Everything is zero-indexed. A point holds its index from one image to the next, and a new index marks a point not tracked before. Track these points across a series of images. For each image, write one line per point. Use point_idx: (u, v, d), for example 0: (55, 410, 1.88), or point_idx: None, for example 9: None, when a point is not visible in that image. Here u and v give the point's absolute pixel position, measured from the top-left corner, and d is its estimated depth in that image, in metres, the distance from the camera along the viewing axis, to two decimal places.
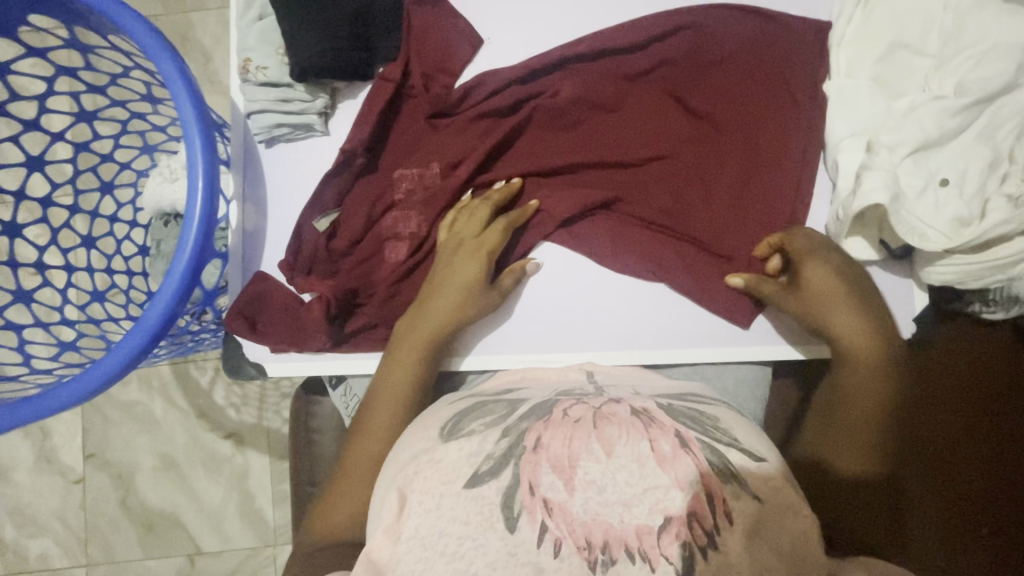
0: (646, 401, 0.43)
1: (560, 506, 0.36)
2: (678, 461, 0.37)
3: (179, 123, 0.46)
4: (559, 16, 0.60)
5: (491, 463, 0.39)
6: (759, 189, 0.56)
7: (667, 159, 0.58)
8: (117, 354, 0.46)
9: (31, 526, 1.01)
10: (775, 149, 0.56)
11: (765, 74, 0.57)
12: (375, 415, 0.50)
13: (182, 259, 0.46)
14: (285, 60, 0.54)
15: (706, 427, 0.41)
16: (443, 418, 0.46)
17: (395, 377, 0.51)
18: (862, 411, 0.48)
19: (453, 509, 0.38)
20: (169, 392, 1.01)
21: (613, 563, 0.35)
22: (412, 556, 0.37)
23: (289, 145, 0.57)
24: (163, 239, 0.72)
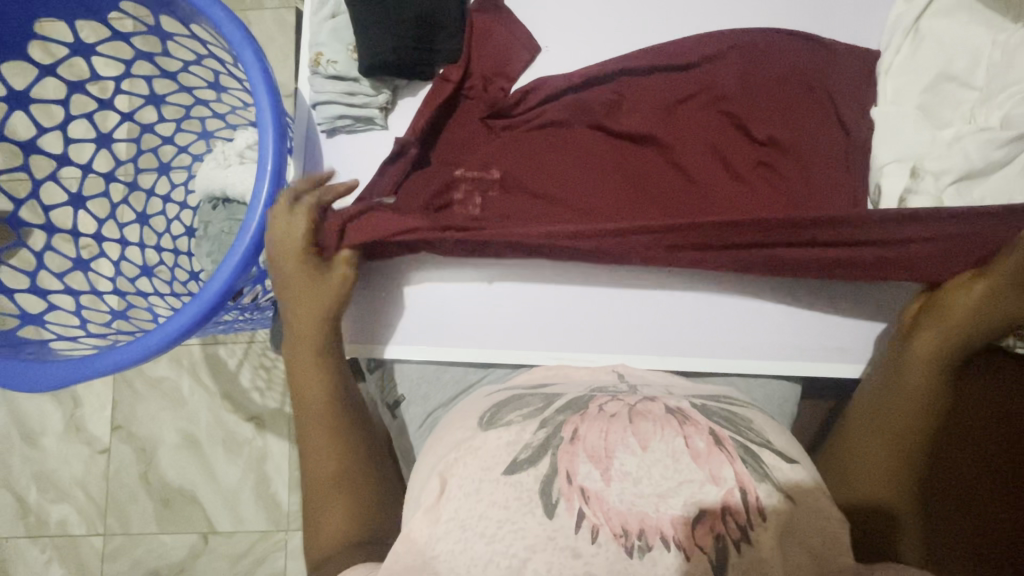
0: (681, 401, 0.45)
1: (596, 496, 0.38)
2: (712, 457, 0.39)
3: (255, 109, 0.49)
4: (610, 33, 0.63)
5: (529, 453, 0.41)
6: (808, 202, 0.56)
7: (716, 172, 0.59)
8: (176, 322, 0.49)
9: (53, 492, 1.04)
10: (822, 167, 0.57)
11: (810, 95, 0.58)
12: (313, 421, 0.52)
13: (246, 237, 0.48)
14: (354, 57, 0.57)
15: (740, 428, 0.43)
16: (481, 410, 0.48)
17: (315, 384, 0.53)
18: (913, 406, 0.49)
19: (493, 494, 0.39)
20: (197, 371, 1.04)
21: (649, 549, 0.37)
22: (450, 536, 0.39)
23: (349, 136, 0.60)
24: (211, 221, 0.75)
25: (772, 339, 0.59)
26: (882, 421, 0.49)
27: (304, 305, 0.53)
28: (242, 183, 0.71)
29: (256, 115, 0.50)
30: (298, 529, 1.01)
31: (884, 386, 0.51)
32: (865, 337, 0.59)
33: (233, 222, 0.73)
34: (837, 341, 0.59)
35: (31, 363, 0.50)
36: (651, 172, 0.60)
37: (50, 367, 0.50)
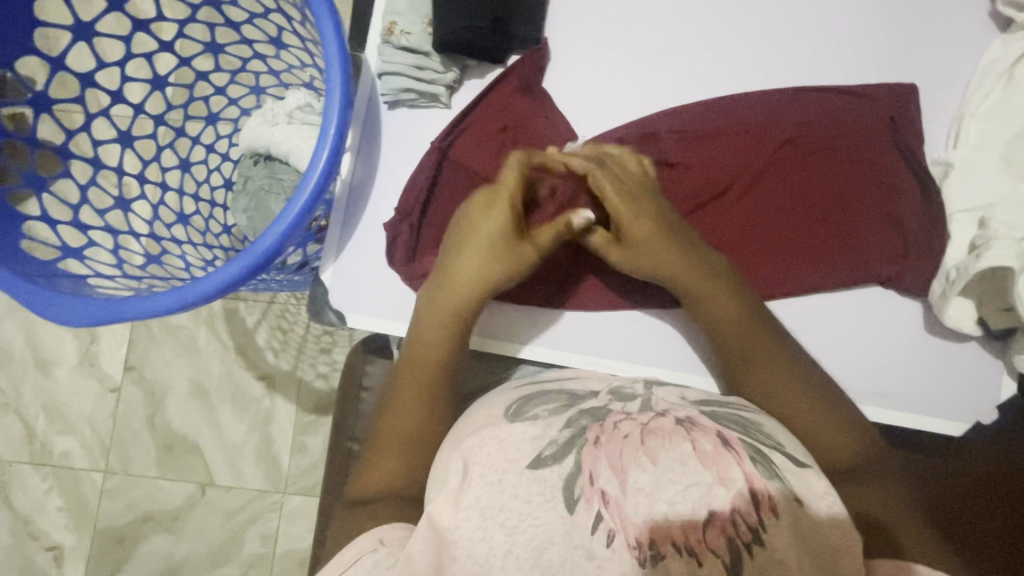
0: (689, 409, 0.43)
1: (616, 502, 0.37)
2: (720, 458, 0.38)
3: (324, 69, 0.48)
4: (690, 22, 0.58)
5: (554, 449, 0.40)
6: (828, 254, 0.53)
7: (808, 245, 0.54)
8: (219, 277, 0.48)
9: (61, 423, 1.05)
10: (856, 224, 0.53)
11: (870, 157, 0.54)
12: (405, 384, 0.51)
13: (300, 200, 0.48)
14: (428, 30, 0.56)
15: (751, 432, 0.42)
16: (505, 401, 0.46)
17: (419, 374, 0.51)
18: (807, 402, 0.47)
19: (516, 486, 0.39)
20: (215, 323, 1.04)
21: (662, 558, 0.36)
22: (471, 523, 0.38)
23: (411, 110, 0.59)
24: (251, 175, 0.75)
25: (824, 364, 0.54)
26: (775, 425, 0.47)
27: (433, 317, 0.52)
28: (287, 143, 0.70)
29: (324, 76, 0.49)
30: (295, 493, 1.02)
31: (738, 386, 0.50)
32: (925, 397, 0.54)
33: (273, 180, 0.73)
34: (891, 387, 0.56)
35: (69, 298, 0.49)
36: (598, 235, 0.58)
37: (88, 305, 0.49)
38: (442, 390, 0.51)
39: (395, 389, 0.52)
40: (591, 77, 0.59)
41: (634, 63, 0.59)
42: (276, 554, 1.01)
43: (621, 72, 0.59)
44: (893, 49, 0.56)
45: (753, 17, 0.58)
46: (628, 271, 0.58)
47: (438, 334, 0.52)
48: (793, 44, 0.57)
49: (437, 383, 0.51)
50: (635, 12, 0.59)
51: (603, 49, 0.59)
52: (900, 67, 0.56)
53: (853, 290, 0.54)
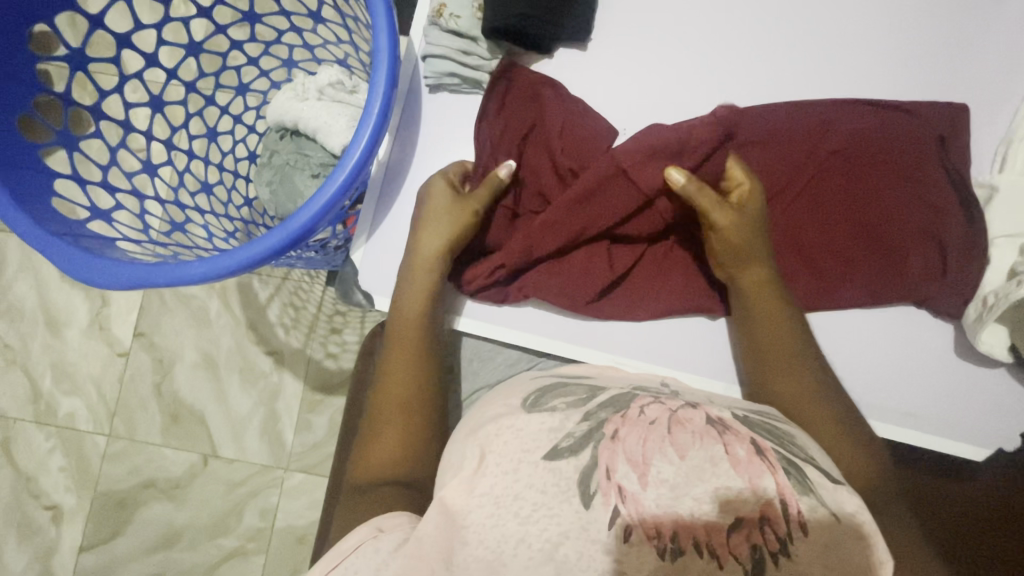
0: (722, 411, 0.43)
1: (634, 498, 0.36)
2: (753, 465, 0.38)
3: (373, 47, 0.47)
4: (740, 25, 0.57)
5: (571, 440, 0.40)
6: (864, 272, 0.53)
7: (848, 262, 0.53)
8: (253, 248, 0.48)
9: (68, 383, 1.05)
10: (895, 243, 0.53)
11: (912, 174, 0.53)
12: (392, 353, 0.53)
13: (339, 177, 0.47)
14: (478, 15, 0.55)
15: (783, 442, 0.41)
16: (524, 391, 0.46)
17: (405, 338, 0.53)
18: (826, 412, 0.45)
19: (531, 476, 0.38)
20: (227, 296, 1.04)
21: (681, 553, 0.36)
22: (483, 510, 0.37)
23: (450, 96, 0.58)
24: (277, 150, 0.74)
25: (849, 377, 0.53)
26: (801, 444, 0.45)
27: (417, 281, 0.54)
28: (316, 119, 0.69)
29: (371, 55, 0.48)
30: (297, 470, 1.02)
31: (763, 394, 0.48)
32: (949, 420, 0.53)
33: (299, 155, 0.72)
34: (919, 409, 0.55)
35: (99, 258, 0.49)
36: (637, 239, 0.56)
37: (118, 267, 0.49)
38: (427, 352, 0.53)
39: (383, 363, 0.53)
40: (635, 75, 0.58)
41: (677, 62, 0.58)
42: (274, 529, 1.01)
43: (666, 72, 0.58)
44: (943, 68, 0.55)
45: (802, 24, 0.57)
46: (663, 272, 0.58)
47: (419, 293, 0.54)
48: (840, 56, 0.56)
49: (422, 339, 0.53)
50: (683, 11, 0.58)
51: (649, 47, 0.58)
52: (948, 87, 0.55)
53: (885, 307, 0.54)
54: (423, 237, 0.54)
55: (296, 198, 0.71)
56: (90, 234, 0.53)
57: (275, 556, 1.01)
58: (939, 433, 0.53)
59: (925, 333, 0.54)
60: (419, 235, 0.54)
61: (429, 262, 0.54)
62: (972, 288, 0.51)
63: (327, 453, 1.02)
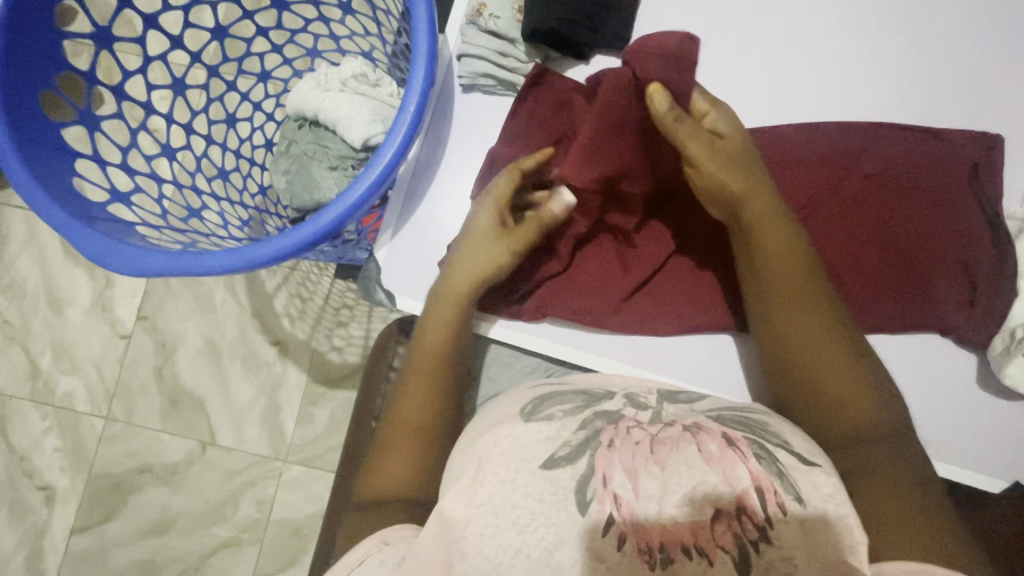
0: (695, 415, 0.42)
1: (628, 504, 0.37)
2: (725, 458, 0.37)
3: (412, 47, 0.47)
4: (778, 41, 0.57)
5: (566, 450, 0.39)
6: (891, 296, 0.53)
7: (877, 286, 0.53)
8: (282, 242, 0.47)
9: (67, 363, 1.04)
10: (923, 270, 0.53)
11: (944, 203, 0.53)
12: (412, 379, 0.51)
13: (372, 175, 0.47)
14: (517, 17, 0.56)
15: (756, 430, 0.40)
16: (521, 399, 0.44)
17: (428, 365, 0.51)
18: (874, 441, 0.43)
19: (528, 485, 0.38)
20: (234, 283, 1.03)
21: (671, 561, 0.36)
22: (482, 521, 0.37)
23: (484, 96, 0.58)
24: (295, 140, 0.73)
25: None
26: (816, 407, 0.45)
27: (444, 313, 0.52)
28: (338, 111, 0.68)
29: (409, 53, 0.48)
30: (295, 462, 1.01)
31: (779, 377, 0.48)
32: (968, 449, 0.53)
33: (318, 146, 0.71)
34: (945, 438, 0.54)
35: (121, 243, 0.48)
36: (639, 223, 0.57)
37: (143, 253, 0.48)
38: (445, 384, 0.51)
39: (403, 388, 0.51)
40: None
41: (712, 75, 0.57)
42: (270, 520, 1.00)
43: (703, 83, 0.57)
44: (979, 95, 0.55)
45: (840, 46, 0.56)
46: (688, 284, 0.57)
47: (447, 324, 0.52)
48: (876, 78, 0.56)
49: (445, 369, 0.51)
50: (721, 23, 0.57)
51: None
52: (983, 116, 0.55)
53: (916, 334, 0.54)
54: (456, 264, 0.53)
55: (311, 188, 0.69)
56: (109, 216, 0.52)
57: (269, 547, 1.00)
58: (955, 459, 0.53)
59: (949, 360, 0.54)
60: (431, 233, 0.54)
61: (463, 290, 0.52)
62: (1001, 317, 0.51)
63: (327, 446, 1.01)
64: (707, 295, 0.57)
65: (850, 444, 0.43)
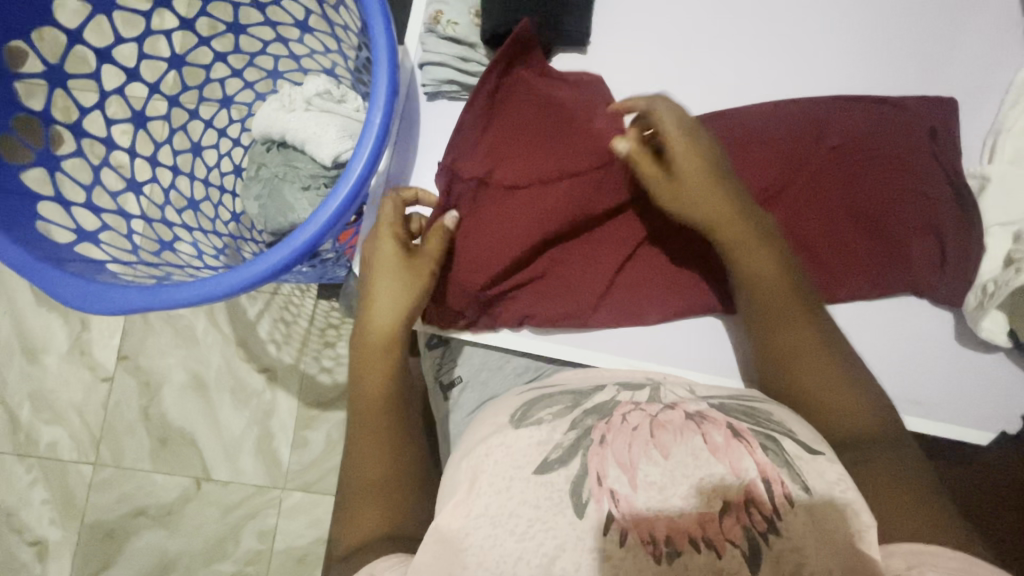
0: (699, 403, 0.42)
1: (627, 499, 0.37)
2: (731, 449, 0.38)
3: (373, 59, 0.47)
4: (732, 25, 0.58)
5: (559, 452, 0.40)
6: (870, 257, 0.54)
7: (853, 253, 0.54)
8: (258, 266, 0.47)
9: (48, 413, 1.01)
10: (898, 232, 0.54)
11: (910, 168, 0.54)
12: (365, 438, 0.48)
13: (345, 190, 0.46)
14: (475, 21, 0.57)
15: (760, 421, 0.41)
16: (512, 405, 0.45)
17: (369, 420, 0.49)
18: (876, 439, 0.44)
19: (523, 492, 0.38)
20: (215, 314, 1.01)
21: (678, 554, 0.36)
22: (481, 532, 0.37)
23: (450, 103, 0.58)
24: (264, 163, 0.73)
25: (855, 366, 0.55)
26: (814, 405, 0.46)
27: (373, 357, 0.51)
28: (305, 130, 0.68)
29: (371, 67, 0.48)
30: (294, 489, 1.00)
31: (773, 377, 0.49)
32: (954, 408, 0.54)
33: (288, 167, 0.70)
34: (933, 402, 0.54)
35: (93, 283, 0.47)
36: (621, 228, 0.57)
37: (117, 292, 0.47)
38: (394, 432, 0.49)
39: (354, 441, 0.49)
40: (632, 77, 0.59)
41: (671, 66, 0.58)
42: (274, 551, 0.99)
43: (664, 72, 0.58)
44: (932, 61, 0.57)
45: (793, 27, 0.58)
46: (674, 270, 0.57)
47: (378, 373, 0.51)
48: (828, 54, 0.58)
49: (388, 419, 0.49)
50: (677, 13, 0.59)
51: (646, 49, 0.59)
52: (935, 81, 0.57)
53: (890, 298, 0.55)
54: (376, 304, 0.51)
55: (285, 211, 0.69)
56: (79, 258, 0.51)
57: None
58: (935, 415, 0.54)
59: (926, 321, 0.55)
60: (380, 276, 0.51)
61: (385, 332, 0.51)
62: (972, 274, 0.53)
63: (326, 470, 1.00)
64: (692, 281, 0.57)
65: (852, 443, 0.44)
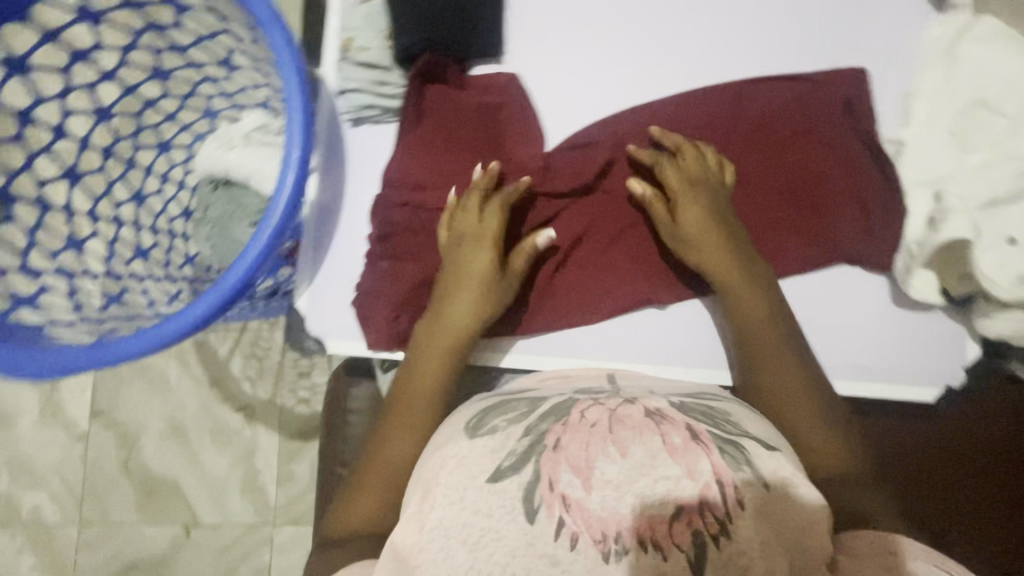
0: (660, 401, 0.44)
1: (577, 502, 0.37)
2: (689, 451, 0.38)
3: (284, 94, 0.47)
4: (648, 19, 0.59)
5: (512, 459, 0.40)
6: (802, 228, 0.55)
7: (784, 226, 0.56)
8: (190, 314, 0.47)
9: (27, 478, 1.00)
10: (824, 200, 0.56)
11: (828, 139, 0.56)
12: (384, 423, 0.49)
13: (269, 227, 0.47)
14: (386, 44, 0.56)
15: (717, 421, 0.42)
16: (466, 416, 0.46)
17: (398, 415, 0.49)
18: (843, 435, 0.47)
19: (476, 501, 0.38)
20: (185, 358, 1.00)
21: (625, 553, 0.36)
22: (434, 545, 0.38)
23: (374, 127, 0.58)
24: (212, 203, 0.71)
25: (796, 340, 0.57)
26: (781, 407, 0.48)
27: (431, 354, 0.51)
28: (247, 166, 0.68)
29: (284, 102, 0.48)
30: (284, 524, 0.99)
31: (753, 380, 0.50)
32: (895, 369, 0.56)
33: (234, 206, 0.70)
34: (877, 366, 0.56)
35: (30, 350, 0.47)
36: (564, 231, 0.58)
37: (55, 355, 0.47)
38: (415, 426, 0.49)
39: (382, 425, 0.49)
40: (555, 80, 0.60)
41: (592, 65, 0.59)
42: None
43: (587, 72, 0.59)
44: (844, 32, 0.58)
45: (706, 15, 0.59)
46: (616, 265, 0.58)
47: (436, 369, 0.51)
48: (743, 37, 0.59)
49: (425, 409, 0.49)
50: (592, 14, 0.60)
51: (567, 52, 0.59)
52: (850, 52, 0.58)
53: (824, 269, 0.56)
54: (450, 307, 0.52)
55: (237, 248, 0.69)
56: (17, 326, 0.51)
57: None
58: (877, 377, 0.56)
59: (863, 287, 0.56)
60: (460, 300, 0.52)
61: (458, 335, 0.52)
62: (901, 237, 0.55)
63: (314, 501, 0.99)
64: (636, 275, 0.58)
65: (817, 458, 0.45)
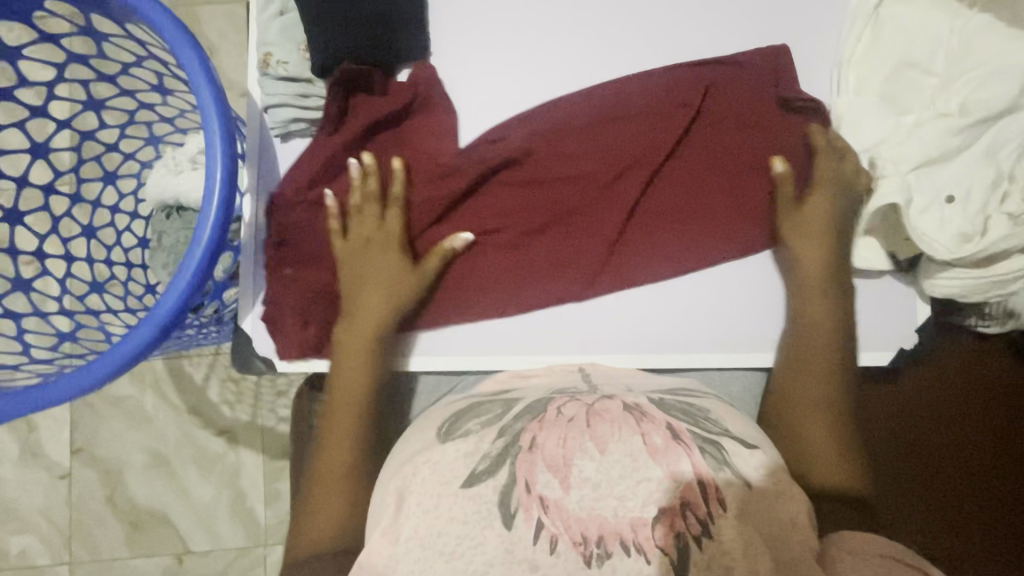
0: (639, 397, 0.43)
1: (556, 503, 0.36)
2: (670, 451, 0.37)
3: (200, 115, 0.46)
4: (581, 13, 0.61)
5: (486, 463, 0.39)
6: (731, 208, 0.59)
7: (714, 208, 0.59)
8: (124, 346, 0.46)
9: (13, 522, 0.99)
10: (750, 179, 0.59)
11: (750, 120, 0.59)
12: (334, 426, 0.51)
13: (198, 251, 0.46)
14: (305, 56, 0.58)
15: (697, 420, 0.42)
16: (441, 420, 0.46)
17: (339, 416, 0.52)
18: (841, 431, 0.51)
19: (451, 509, 0.38)
20: (161, 387, 1.00)
21: (608, 556, 0.35)
22: (410, 557, 0.37)
23: (303, 140, 0.60)
24: (166, 231, 0.70)
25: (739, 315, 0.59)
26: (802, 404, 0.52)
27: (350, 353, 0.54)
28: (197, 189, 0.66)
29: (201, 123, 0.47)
30: (275, 544, 0.99)
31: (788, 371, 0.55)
32: None
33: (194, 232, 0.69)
34: None
35: None
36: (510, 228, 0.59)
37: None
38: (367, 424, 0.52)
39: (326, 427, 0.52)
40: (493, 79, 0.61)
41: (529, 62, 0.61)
42: None
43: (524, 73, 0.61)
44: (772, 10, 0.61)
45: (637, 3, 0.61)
46: (563, 257, 0.59)
47: (358, 368, 0.54)
48: (670, 25, 0.61)
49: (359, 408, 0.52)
50: (526, 12, 0.61)
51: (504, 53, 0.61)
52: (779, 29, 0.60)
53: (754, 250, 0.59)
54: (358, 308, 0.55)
55: None
56: None
57: None
58: None
59: None
60: (364, 297, 0.55)
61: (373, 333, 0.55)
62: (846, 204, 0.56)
63: None
64: (585, 263, 0.59)
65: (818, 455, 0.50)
